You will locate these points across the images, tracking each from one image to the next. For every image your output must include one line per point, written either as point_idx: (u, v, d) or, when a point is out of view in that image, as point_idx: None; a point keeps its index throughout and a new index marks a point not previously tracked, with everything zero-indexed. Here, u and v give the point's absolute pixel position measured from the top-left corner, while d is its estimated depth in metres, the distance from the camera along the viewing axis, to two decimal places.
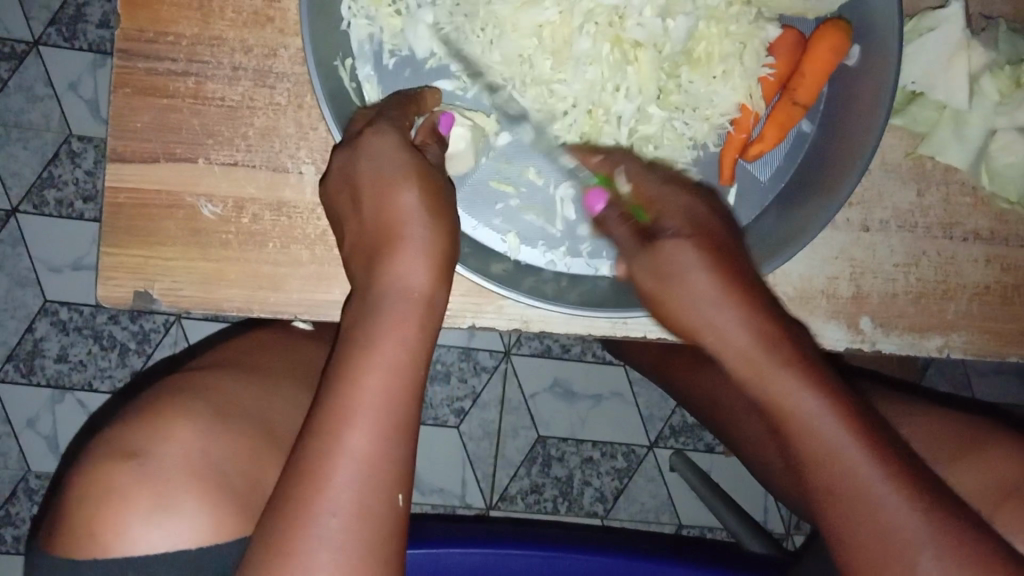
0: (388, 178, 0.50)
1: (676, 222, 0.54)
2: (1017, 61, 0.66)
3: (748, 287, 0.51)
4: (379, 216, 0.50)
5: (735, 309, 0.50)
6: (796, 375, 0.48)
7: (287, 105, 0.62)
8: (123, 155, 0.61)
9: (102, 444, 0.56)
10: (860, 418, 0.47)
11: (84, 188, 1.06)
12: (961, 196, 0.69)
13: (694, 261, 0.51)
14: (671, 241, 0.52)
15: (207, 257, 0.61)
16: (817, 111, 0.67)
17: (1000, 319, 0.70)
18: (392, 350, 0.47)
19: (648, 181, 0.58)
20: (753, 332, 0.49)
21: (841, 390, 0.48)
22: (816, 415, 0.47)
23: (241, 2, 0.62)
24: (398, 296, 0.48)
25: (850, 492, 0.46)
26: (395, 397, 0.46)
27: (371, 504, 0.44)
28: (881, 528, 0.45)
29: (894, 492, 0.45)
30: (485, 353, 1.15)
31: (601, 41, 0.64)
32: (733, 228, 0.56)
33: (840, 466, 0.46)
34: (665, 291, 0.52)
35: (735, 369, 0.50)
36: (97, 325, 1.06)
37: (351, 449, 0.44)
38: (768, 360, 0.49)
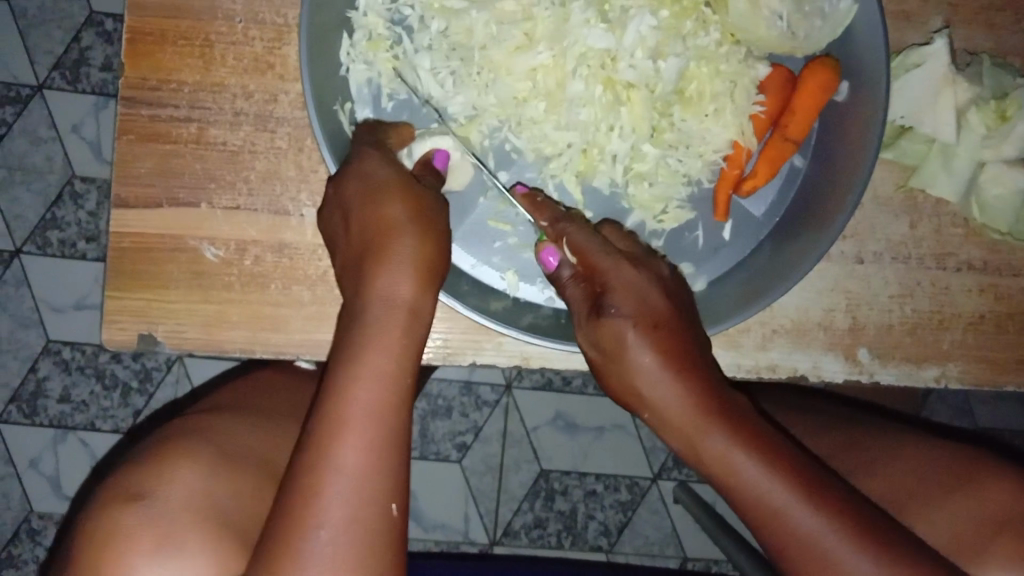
0: (377, 194, 0.52)
1: (619, 295, 0.55)
2: (1001, 95, 0.67)
3: (683, 361, 0.54)
4: (367, 227, 0.51)
5: (678, 385, 0.53)
6: (736, 447, 0.51)
7: (288, 149, 0.63)
8: (127, 200, 0.62)
9: (108, 491, 0.55)
10: (805, 480, 0.50)
11: (87, 229, 1.07)
12: (953, 228, 0.70)
13: (634, 337, 0.54)
14: (615, 317, 0.54)
15: (209, 299, 0.62)
16: (808, 146, 0.68)
17: (995, 349, 0.71)
18: (383, 362, 0.47)
19: (593, 247, 0.57)
20: (692, 404, 0.52)
21: (782, 455, 0.51)
22: (757, 478, 0.50)
23: (242, 50, 0.63)
24: (391, 308, 0.49)
25: (799, 553, 0.48)
26: (386, 410, 0.46)
27: (364, 517, 0.44)
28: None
29: (849, 550, 0.47)
30: (487, 387, 1.15)
31: (594, 82, 0.65)
32: (672, 293, 0.58)
33: (791, 533, 0.49)
34: (616, 365, 0.56)
35: (685, 443, 0.53)
36: (99, 363, 1.07)
37: (341, 461, 0.44)
38: (707, 429, 0.52)
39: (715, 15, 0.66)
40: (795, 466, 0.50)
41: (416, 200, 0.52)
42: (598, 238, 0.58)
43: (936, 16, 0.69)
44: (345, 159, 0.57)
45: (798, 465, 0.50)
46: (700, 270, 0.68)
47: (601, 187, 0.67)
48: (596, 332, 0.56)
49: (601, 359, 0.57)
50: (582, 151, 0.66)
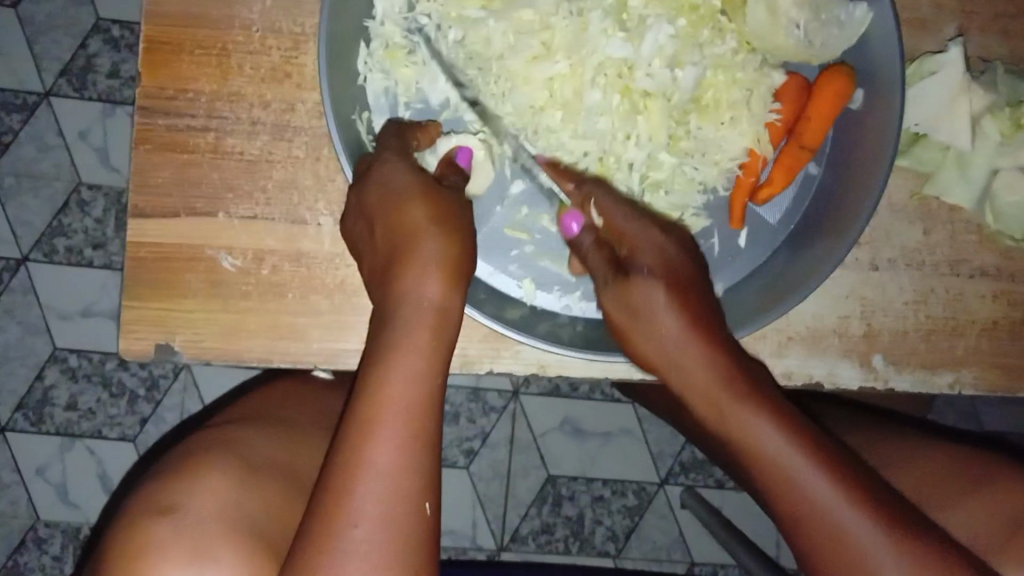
0: (398, 197, 0.52)
1: (652, 262, 0.57)
2: (1015, 102, 0.68)
3: (711, 326, 0.55)
4: (391, 231, 0.52)
5: (703, 346, 0.54)
6: (754, 410, 0.52)
7: (305, 158, 0.63)
8: (144, 210, 0.62)
9: (136, 504, 0.55)
10: (823, 450, 0.50)
11: (94, 236, 1.06)
12: (966, 234, 0.70)
13: (660, 299, 0.55)
14: (644, 280, 0.56)
15: (228, 309, 0.62)
16: (823, 154, 0.68)
17: (1009, 354, 0.71)
18: (414, 362, 0.47)
19: (620, 216, 0.60)
20: (716, 371, 0.53)
21: (799, 426, 0.51)
22: (773, 443, 0.51)
23: (259, 59, 0.63)
24: (420, 310, 0.49)
25: (809, 517, 0.49)
26: (418, 411, 0.46)
27: (398, 515, 0.44)
28: (847, 551, 0.48)
29: (865, 518, 0.47)
30: (494, 393, 1.15)
31: (611, 92, 0.66)
32: (701, 266, 0.59)
33: (803, 494, 0.49)
34: (634, 328, 0.57)
35: (703, 403, 0.54)
36: (106, 371, 1.06)
37: (375, 460, 0.44)
38: (726, 395, 0.53)
39: (731, 23, 0.66)
40: (814, 439, 0.51)
41: (438, 201, 0.53)
42: (632, 210, 0.60)
43: (950, 25, 0.69)
44: (361, 166, 0.57)
45: (817, 438, 0.51)
46: (716, 277, 0.67)
47: None
48: (618, 297, 0.57)
49: (620, 326, 0.58)
50: (599, 159, 0.66)
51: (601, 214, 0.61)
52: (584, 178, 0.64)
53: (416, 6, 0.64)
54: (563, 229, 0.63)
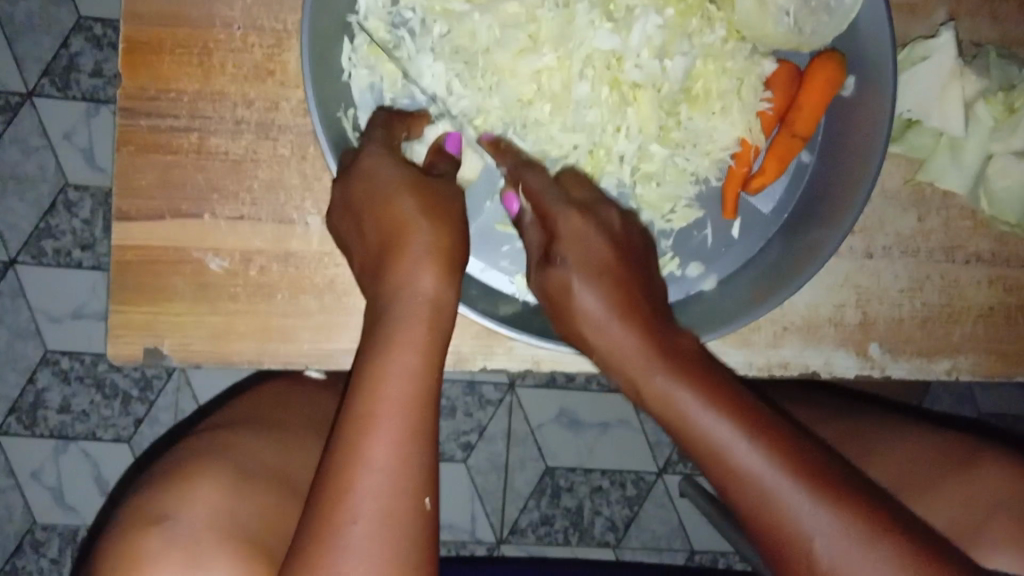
0: (387, 191, 0.51)
1: (568, 243, 0.55)
2: (1008, 86, 0.67)
3: (624, 306, 0.54)
4: (382, 226, 0.51)
5: (624, 327, 0.53)
6: (676, 386, 0.51)
7: (291, 157, 0.62)
8: (128, 213, 0.61)
9: (129, 515, 0.54)
10: (751, 419, 0.49)
11: (82, 236, 1.05)
12: (961, 220, 0.70)
13: (575, 280, 0.54)
14: (563, 263, 0.55)
15: (216, 311, 0.61)
16: (816, 142, 0.67)
17: (1005, 340, 0.71)
18: (410, 358, 0.47)
19: (547, 195, 0.58)
20: (640, 348, 0.52)
21: (728, 396, 0.50)
22: (697, 414, 0.49)
23: (242, 57, 0.62)
24: (415, 304, 0.48)
25: (745, 492, 0.48)
26: (415, 408, 0.46)
27: (397, 512, 0.43)
28: (777, 519, 0.47)
29: (795, 490, 0.46)
30: (490, 386, 1.15)
31: (600, 83, 0.65)
32: (627, 243, 0.58)
33: (732, 468, 0.48)
34: (560, 314, 0.56)
35: (631, 386, 0.53)
36: (98, 372, 1.06)
37: (372, 456, 0.44)
38: (651, 373, 0.52)
39: (720, 12, 0.65)
40: (742, 408, 0.49)
41: (428, 193, 0.52)
42: (555, 187, 0.59)
43: (941, 8, 0.69)
44: (346, 159, 0.56)
45: (744, 406, 0.49)
46: (709, 268, 0.67)
47: (609, 189, 0.66)
48: (543, 281, 0.57)
49: (552, 310, 0.57)
50: (590, 152, 0.65)
51: (530, 188, 0.59)
52: (523, 155, 0.63)
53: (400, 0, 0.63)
54: (508, 209, 0.62)
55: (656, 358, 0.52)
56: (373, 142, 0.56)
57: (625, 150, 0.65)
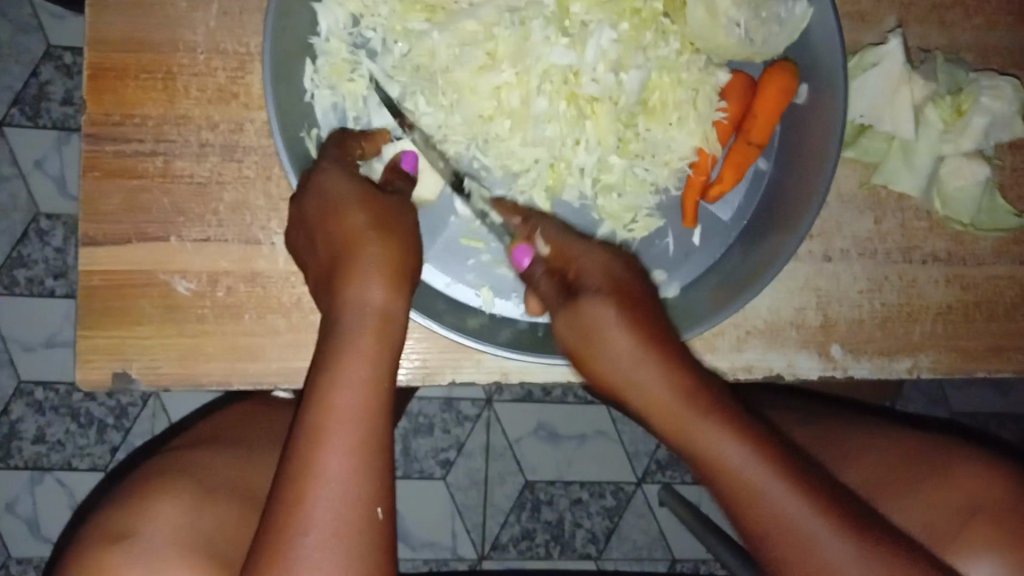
0: (337, 207, 0.53)
1: (596, 280, 0.57)
2: (955, 89, 0.70)
3: (653, 342, 0.54)
4: (332, 241, 0.52)
5: (648, 355, 0.53)
6: (720, 425, 0.50)
7: (255, 178, 0.63)
8: (94, 238, 0.61)
9: (95, 532, 0.55)
10: (789, 464, 0.49)
11: (54, 265, 1.05)
12: (916, 221, 0.72)
13: (605, 320, 0.54)
14: (591, 297, 0.55)
15: (184, 333, 0.62)
16: (772, 149, 0.69)
17: (964, 337, 0.72)
18: (361, 368, 0.47)
19: (568, 242, 0.61)
20: (659, 366, 0.53)
21: (769, 444, 0.50)
22: (701, 423, 0.51)
23: (205, 81, 0.63)
24: (364, 316, 0.49)
25: (751, 503, 0.49)
26: (367, 419, 0.46)
27: (349, 522, 0.44)
28: (821, 572, 0.46)
29: (837, 541, 0.46)
30: (467, 402, 1.15)
31: (558, 98, 0.66)
32: (642, 275, 0.60)
33: (786, 526, 0.47)
34: (581, 349, 0.56)
35: (660, 416, 0.53)
36: (73, 402, 1.05)
37: (325, 468, 0.44)
38: (670, 391, 0.52)
39: (674, 24, 0.67)
40: (788, 462, 0.49)
41: (378, 209, 0.53)
42: (582, 240, 0.61)
43: (889, 16, 0.71)
44: (302, 176, 0.57)
45: (757, 427, 0.50)
46: (672, 277, 0.68)
47: (571, 201, 0.67)
48: (569, 326, 0.57)
49: (579, 359, 0.57)
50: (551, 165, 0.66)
51: (548, 241, 0.62)
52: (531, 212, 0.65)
53: (361, 20, 0.64)
54: (514, 263, 0.63)
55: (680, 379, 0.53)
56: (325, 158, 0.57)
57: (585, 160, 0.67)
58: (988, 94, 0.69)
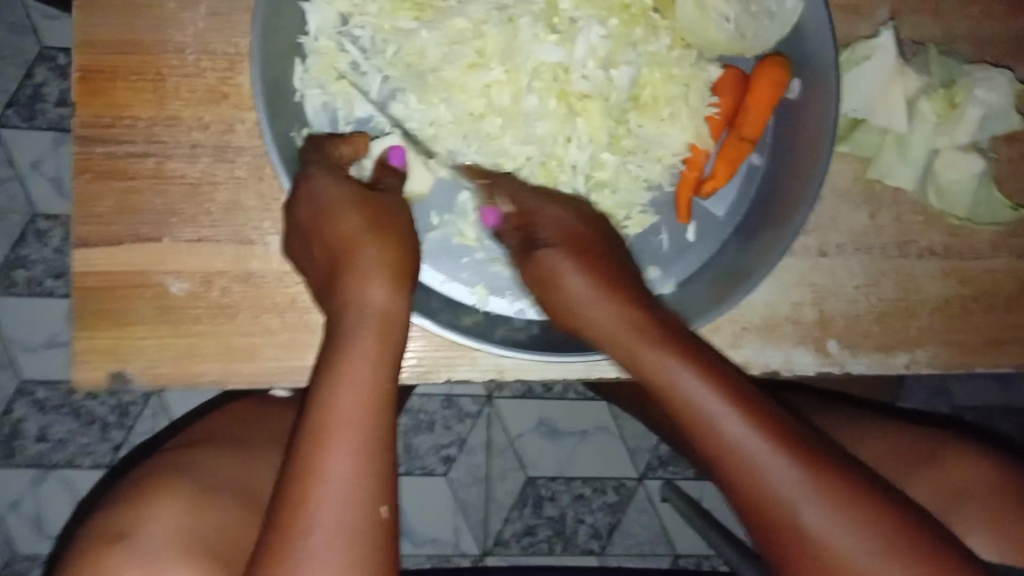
0: (333, 211, 0.53)
1: (551, 232, 0.59)
2: (949, 82, 0.69)
3: (603, 286, 0.56)
4: (328, 243, 0.53)
5: (607, 302, 0.56)
6: (687, 365, 0.51)
7: (248, 178, 0.63)
8: (87, 239, 0.62)
9: (91, 536, 0.55)
10: (744, 396, 0.50)
11: (53, 266, 1.06)
12: (912, 215, 0.71)
13: (554, 264, 0.57)
14: (545, 249, 0.58)
15: (177, 334, 0.62)
16: (766, 144, 0.69)
17: (961, 331, 0.72)
18: (363, 367, 0.47)
19: (527, 197, 0.63)
20: (621, 317, 0.55)
21: (723, 376, 0.51)
22: (671, 370, 0.52)
23: (195, 82, 0.63)
24: (365, 316, 0.50)
25: (723, 453, 0.49)
26: (371, 420, 0.46)
27: (354, 519, 0.44)
28: (776, 498, 0.47)
29: (786, 464, 0.47)
30: (468, 399, 1.15)
31: (548, 96, 0.66)
32: (605, 232, 0.61)
33: (731, 444, 0.48)
34: (541, 294, 0.59)
35: (625, 357, 0.55)
36: (75, 401, 1.06)
37: (328, 467, 0.44)
38: (638, 339, 0.54)
39: (664, 20, 0.67)
40: (739, 390, 0.50)
41: (375, 214, 0.54)
42: (536, 197, 0.63)
43: (883, 8, 0.70)
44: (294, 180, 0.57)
45: (726, 374, 0.51)
46: (667, 273, 0.68)
47: None
48: (531, 274, 0.59)
49: (548, 307, 0.59)
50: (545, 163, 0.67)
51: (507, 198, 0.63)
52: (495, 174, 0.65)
53: (350, 19, 0.64)
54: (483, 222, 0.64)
55: (642, 329, 0.54)
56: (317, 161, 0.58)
57: (578, 155, 0.67)
58: (982, 87, 0.69)
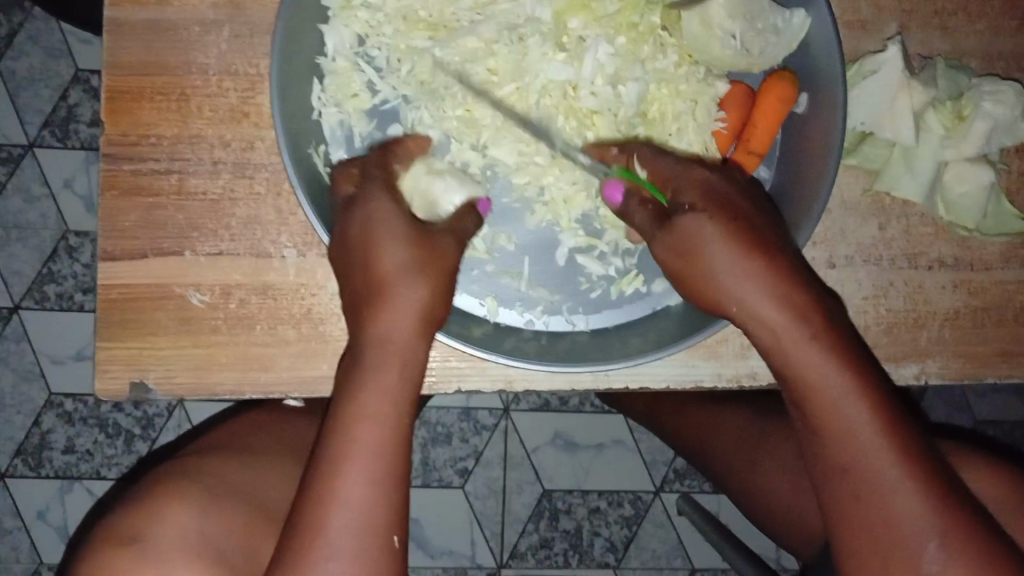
0: (379, 242, 0.54)
1: (692, 198, 0.56)
2: (957, 95, 0.70)
3: (820, 303, 0.54)
4: (366, 267, 0.54)
5: (781, 296, 0.53)
6: (829, 358, 0.53)
7: (267, 194, 0.65)
8: (112, 253, 0.64)
9: (102, 537, 0.57)
10: (875, 396, 0.53)
11: (83, 281, 1.09)
12: (922, 227, 0.72)
13: (737, 258, 0.54)
14: (690, 217, 0.55)
15: (198, 344, 0.64)
16: (773, 158, 0.70)
17: (973, 342, 0.72)
18: (381, 404, 0.52)
19: (662, 167, 0.60)
20: (796, 312, 0.53)
21: (889, 408, 0.53)
22: (811, 361, 0.53)
23: (217, 102, 0.65)
24: (382, 349, 0.53)
25: (840, 448, 0.53)
26: (389, 464, 0.51)
27: (371, 549, 0.49)
28: (881, 501, 0.51)
29: (896, 476, 0.51)
30: (485, 412, 1.16)
31: (557, 113, 0.68)
32: (751, 196, 0.58)
33: (875, 472, 0.52)
34: (687, 264, 0.56)
35: (787, 366, 0.54)
36: (101, 413, 1.08)
37: (346, 496, 0.49)
38: (775, 306, 0.54)
39: (672, 37, 0.68)
40: (896, 424, 0.52)
41: (419, 242, 0.55)
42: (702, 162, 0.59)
43: (891, 23, 0.71)
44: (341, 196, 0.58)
45: (866, 372, 0.53)
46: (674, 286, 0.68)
47: (577, 215, 0.69)
48: (675, 245, 0.56)
49: (673, 271, 0.57)
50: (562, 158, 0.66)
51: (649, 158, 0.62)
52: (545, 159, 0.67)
53: (367, 40, 0.67)
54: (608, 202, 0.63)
55: (813, 323, 0.53)
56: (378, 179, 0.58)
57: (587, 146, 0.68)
58: (990, 99, 0.69)
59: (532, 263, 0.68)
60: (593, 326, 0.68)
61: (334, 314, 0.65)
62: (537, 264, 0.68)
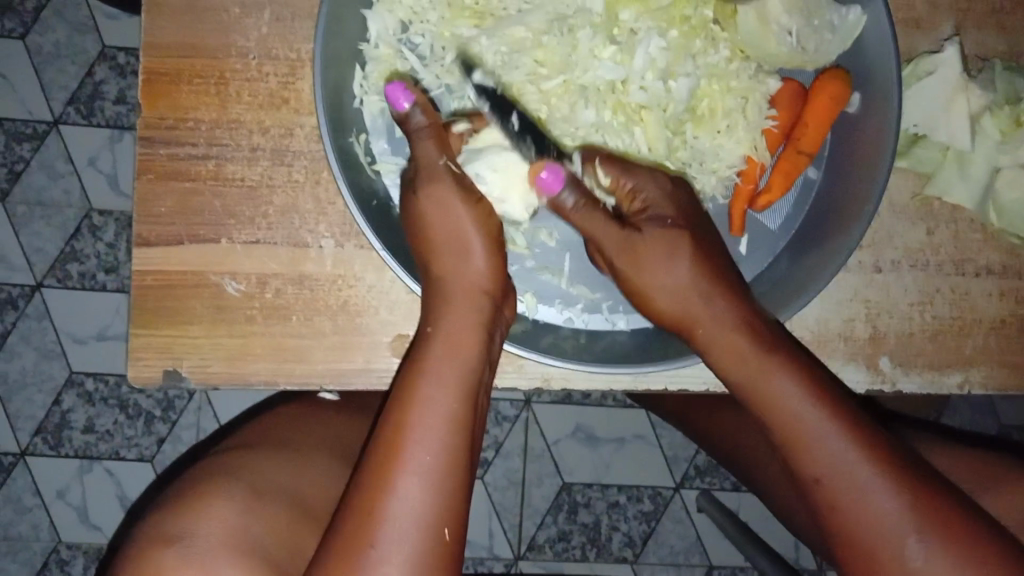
0: (443, 214, 0.57)
1: (656, 211, 0.59)
2: (1014, 99, 0.68)
3: (761, 322, 0.57)
4: (442, 244, 0.57)
5: (739, 323, 0.56)
6: (792, 378, 0.54)
7: (305, 182, 0.64)
8: (147, 238, 0.63)
9: (142, 538, 0.55)
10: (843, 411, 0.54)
11: (106, 260, 1.08)
12: (970, 233, 0.70)
13: (687, 274, 0.57)
14: (653, 226, 0.58)
15: (234, 333, 0.63)
16: (822, 159, 0.68)
17: (1016, 351, 0.70)
18: (433, 394, 0.52)
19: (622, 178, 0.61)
20: (754, 338, 0.56)
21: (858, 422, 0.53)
22: (788, 389, 0.54)
23: (257, 86, 0.64)
24: (440, 348, 0.54)
25: (825, 465, 0.52)
26: (448, 467, 0.50)
27: (417, 545, 0.48)
28: (870, 508, 0.51)
29: (875, 479, 0.51)
30: (507, 403, 1.15)
31: (604, 108, 0.67)
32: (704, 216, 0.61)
33: (846, 471, 0.52)
34: (643, 278, 0.58)
35: (749, 385, 0.56)
36: (122, 394, 1.08)
37: (398, 488, 0.49)
38: (738, 330, 0.56)
39: (724, 31, 0.67)
40: (864, 429, 0.53)
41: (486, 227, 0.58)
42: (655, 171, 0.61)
43: (947, 22, 0.69)
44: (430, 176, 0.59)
45: (830, 392, 0.54)
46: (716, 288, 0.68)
47: None
48: (632, 255, 0.58)
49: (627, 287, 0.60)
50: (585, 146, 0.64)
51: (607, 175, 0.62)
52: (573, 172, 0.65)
53: (410, 27, 0.66)
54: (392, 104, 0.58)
55: (772, 350, 0.56)
56: (427, 137, 0.57)
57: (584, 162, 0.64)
58: None
59: (573, 260, 0.67)
60: (634, 326, 0.67)
61: (371, 306, 0.64)
62: (579, 261, 0.67)
